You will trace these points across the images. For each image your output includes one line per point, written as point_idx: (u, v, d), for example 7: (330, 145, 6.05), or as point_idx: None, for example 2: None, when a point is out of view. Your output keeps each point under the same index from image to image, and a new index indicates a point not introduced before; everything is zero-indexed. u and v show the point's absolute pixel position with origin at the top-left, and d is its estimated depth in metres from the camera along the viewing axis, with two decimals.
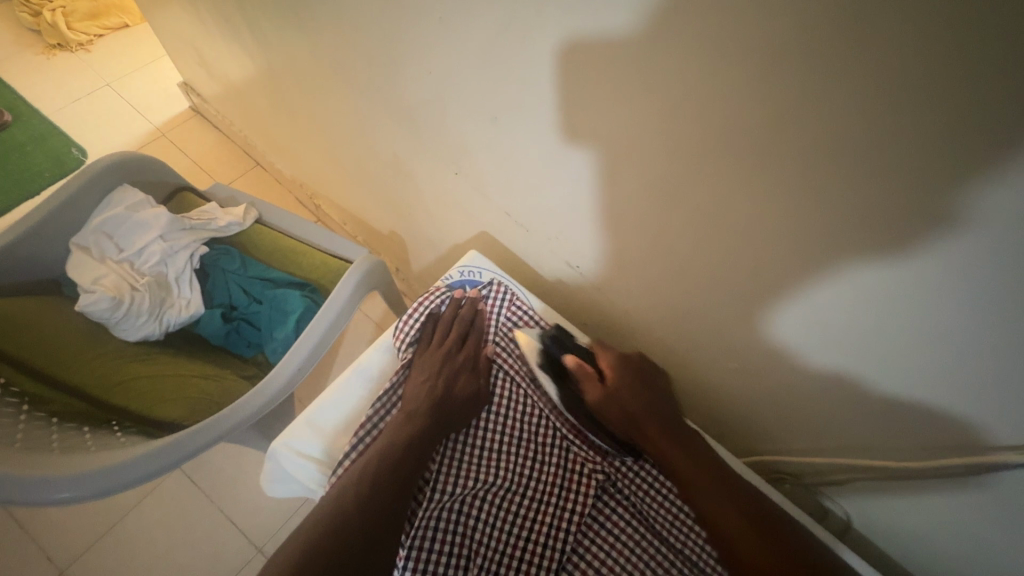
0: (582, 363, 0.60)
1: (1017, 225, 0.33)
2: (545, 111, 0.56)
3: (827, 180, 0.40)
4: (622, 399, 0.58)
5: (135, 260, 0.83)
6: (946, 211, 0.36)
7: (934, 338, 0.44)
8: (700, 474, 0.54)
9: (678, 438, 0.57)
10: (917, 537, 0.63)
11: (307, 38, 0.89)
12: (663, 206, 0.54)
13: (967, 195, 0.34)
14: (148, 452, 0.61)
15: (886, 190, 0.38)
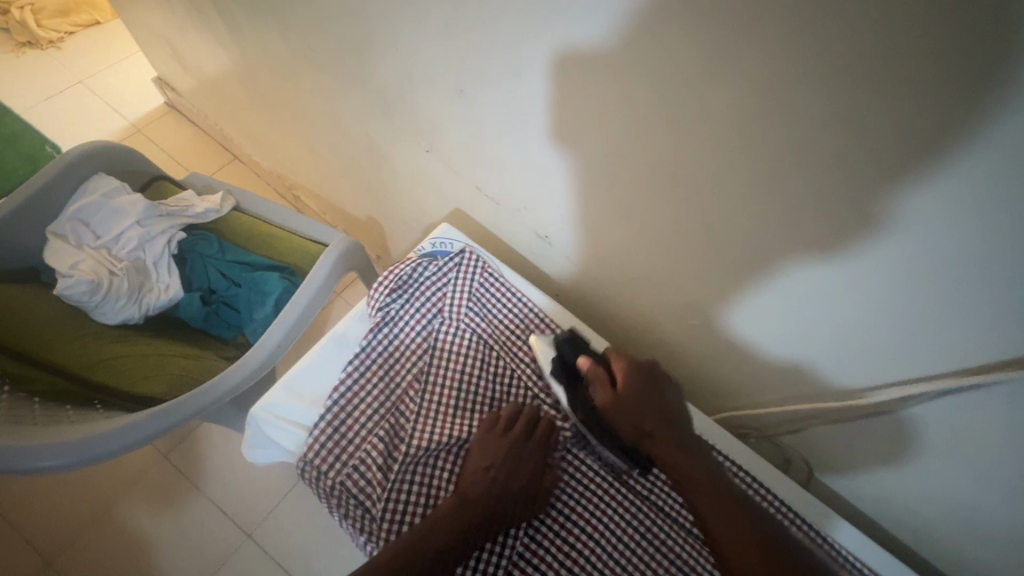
0: (594, 366, 0.57)
1: (927, 164, 0.37)
2: (507, 82, 0.59)
3: (764, 135, 0.43)
4: (634, 407, 0.54)
5: (112, 246, 0.84)
6: (866, 153, 0.39)
7: (865, 300, 0.49)
8: (705, 483, 0.50)
9: (694, 452, 0.52)
10: (870, 480, 0.66)
11: (277, 24, 0.90)
12: (618, 169, 0.56)
13: (884, 140, 0.37)
14: (131, 424, 0.63)
15: (814, 135, 0.40)
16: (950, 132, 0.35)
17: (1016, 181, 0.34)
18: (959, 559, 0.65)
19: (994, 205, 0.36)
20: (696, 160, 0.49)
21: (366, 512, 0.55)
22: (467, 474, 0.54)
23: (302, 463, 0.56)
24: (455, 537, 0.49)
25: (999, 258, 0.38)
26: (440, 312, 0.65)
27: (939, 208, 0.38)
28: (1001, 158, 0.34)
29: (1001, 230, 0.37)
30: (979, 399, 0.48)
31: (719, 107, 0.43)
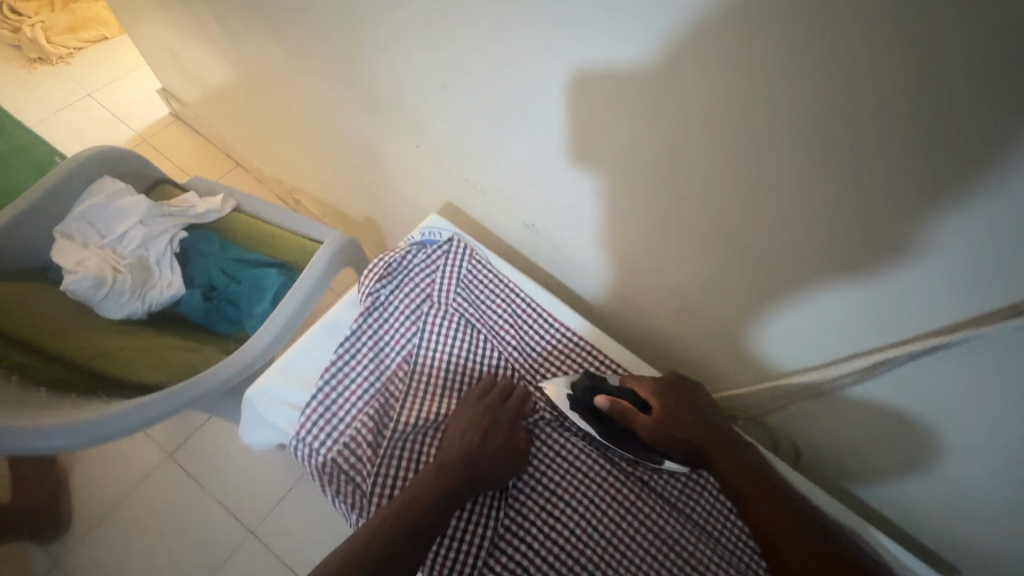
0: (616, 402, 0.59)
1: (873, 133, 0.38)
2: (486, 73, 0.61)
3: (723, 113, 0.45)
4: (677, 427, 0.57)
5: (117, 245, 0.87)
6: (817, 125, 0.41)
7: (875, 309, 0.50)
8: (761, 492, 0.52)
9: (746, 463, 0.54)
10: (855, 456, 0.68)
11: (272, 30, 0.93)
12: (595, 153, 0.58)
13: (832, 112, 0.39)
14: (133, 406, 0.66)
15: (769, 108, 0.42)
16: (889, 100, 0.36)
17: (954, 139, 0.36)
18: (947, 532, 0.66)
19: (937, 164, 0.37)
20: (666, 140, 0.51)
21: (356, 488, 0.57)
22: (446, 446, 0.57)
23: (294, 441, 0.58)
24: (437, 503, 0.52)
25: (947, 218, 0.40)
26: (430, 296, 0.66)
27: (887, 170, 0.40)
28: (937, 121, 0.35)
29: (946, 192, 0.38)
30: (944, 361, 0.50)
31: (681, 87, 0.45)
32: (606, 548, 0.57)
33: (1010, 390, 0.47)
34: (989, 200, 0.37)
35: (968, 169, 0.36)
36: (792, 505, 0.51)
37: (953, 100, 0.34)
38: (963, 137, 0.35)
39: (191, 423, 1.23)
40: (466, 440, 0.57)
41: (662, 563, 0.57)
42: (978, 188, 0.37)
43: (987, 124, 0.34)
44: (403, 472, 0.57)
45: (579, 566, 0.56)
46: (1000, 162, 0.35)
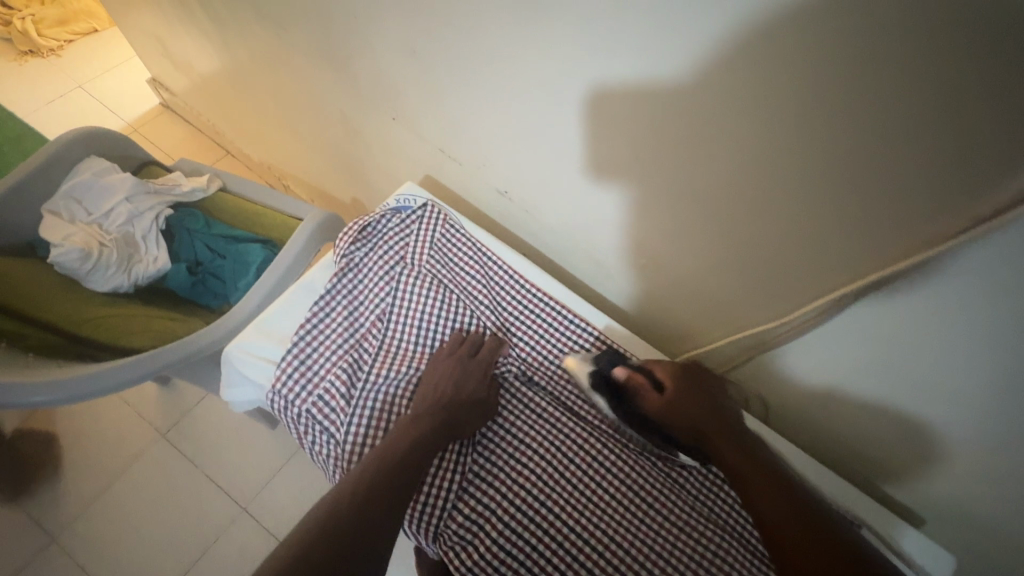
0: (633, 373, 0.60)
1: (798, 61, 0.41)
2: (454, 35, 0.65)
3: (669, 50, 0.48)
4: (683, 407, 0.56)
5: (103, 221, 0.89)
6: (751, 56, 0.43)
7: (834, 270, 0.54)
8: (762, 478, 0.50)
9: (750, 447, 0.53)
10: (818, 412, 0.69)
11: (253, 12, 0.96)
12: (561, 101, 0.62)
13: (762, 41, 0.42)
14: (103, 369, 0.69)
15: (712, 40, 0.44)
16: (808, 27, 0.39)
17: (869, 61, 0.38)
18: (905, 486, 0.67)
19: (857, 89, 0.40)
20: (628, 83, 0.53)
21: (331, 437, 0.60)
22: (417, 398, 0.59)
23: (271, 394, 0.60)
24: (410, 448, 0.54)
25: (875, 142, 0.42)
26: (404, 258, 0.68)
27: (821, 96, 0.42)
28: (851, 43, 0.38)
29: (870, 116, 0.41)
30: (884, 301, 0.52)
31: (632, 25, 0.48)
32: (571, 494, 0.59)
33: (948, 328, 0.49)
34: (909, 120, 0.39)
35: (884, 91, 0.39)
36: (798, 493, 0.49)
37: (860, 22, 0.37)
38: (875, 57, 0.37)
39: (184, 404, 1.26)
40: (440, 392, 0.59)
41: (627, 507, 0.59)
42: (898, 107, 0.39)
43: (892, 42, 0.36)
44: (373, 419, 0.59)
45: (546, 509, 0.58)
46: (908, 82, 0.37)
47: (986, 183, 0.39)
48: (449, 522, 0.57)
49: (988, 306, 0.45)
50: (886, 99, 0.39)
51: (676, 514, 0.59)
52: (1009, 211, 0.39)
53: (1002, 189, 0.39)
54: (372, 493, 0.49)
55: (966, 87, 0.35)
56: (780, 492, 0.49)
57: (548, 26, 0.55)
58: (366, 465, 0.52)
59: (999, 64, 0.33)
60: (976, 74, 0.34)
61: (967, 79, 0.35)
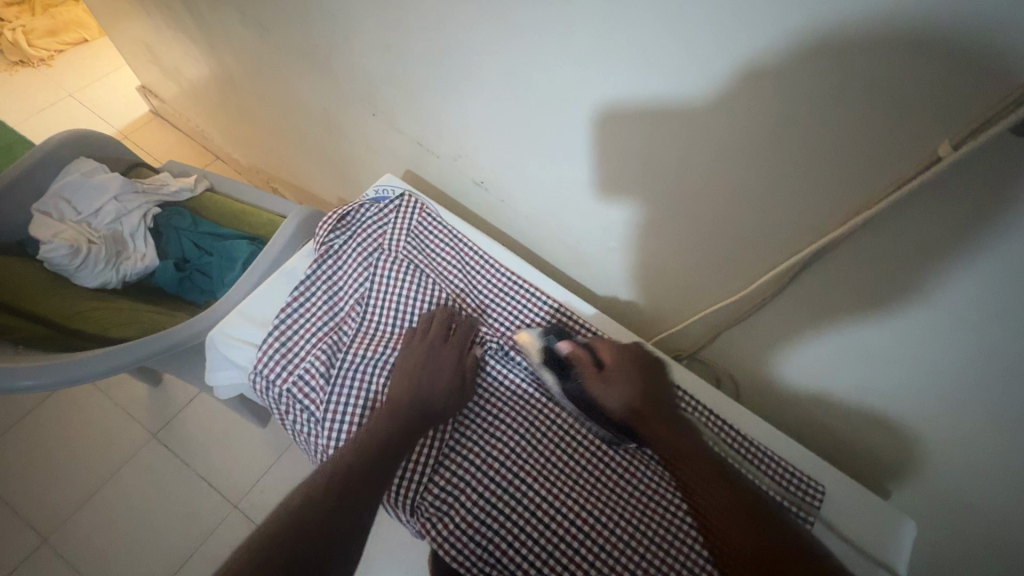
0: (577, 349, 0.64)
1: (735, 42, 0.44)
2: (423, 27, 0.68)
3: (620, 37, 0.50)
4: (621, 388, 0.61)
5: (92, 220, 0.91)
6: (692, 39, 0.46)
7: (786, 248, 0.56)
8: (691, 454, 0.56)
9: (676, 424, 0.58)
10: (786, 391, 0.72)
11: (235, 14, 0.99)
12: (526, 90, 0.64)
13: (699, 26, 0.45)
14: (95, 355, 0.71)
15: (653, 21, 0.47)
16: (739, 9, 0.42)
17: (796, 39, 0.41)
18: (872, 462, 0.69)
19: (788, 67, 0.43)
20: (585, 67, 0.56)
21: (311, 416, 0.62)
22: (394, 377, 0.62)
23: (253, 374, 0.62)
24: (388, 432, 0.57)
25: (804, 111, 0.44)
26: (381, 244, 0.70)
27: (754, 72, 0.45)
28: (778, 23, 0.41)
29: (801, 92, 0.43)
30: (827, 269, 0.54)
31: (583, 13, 0.51)
32: (544, 466, 0.61)
33: (886, 294, 0.52)
34: (832, 86, 0.41)
35: (812, 68, 0.41)
36: (727, 472, 0.55)
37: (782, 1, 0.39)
38: (800, 34, 0.40)
39: (175, 403, 1.27)
40: (415, 363, 0.62)
41: (597, 478, 0.61)
42: (820, 81, 0.42)
43: (812, 19, 0.39)
44: (352, 396, 0.61)
45: (518, 481, 0.60)
46: (831, 58, 0.40)
47: (905, 145, 0.41)
48: (425, 494, 0.59)
49: (919, 266, 0.47)
50: (810, 67, 0.41)
51: (644, 480, 0.61)
52: (928, 171, 0.41)
53: (917, 155, 0.41)
54: (355, 469, 0.54)
55: (878, 51, 0.38)
56: (701, 467, 0.55)
57: (509, 17, 0.58)
58: (349, 454, 0.55)
59: (904, 25, 0.36)
60: (885, 45, 0.37)
61: (879, 42, 0.37)
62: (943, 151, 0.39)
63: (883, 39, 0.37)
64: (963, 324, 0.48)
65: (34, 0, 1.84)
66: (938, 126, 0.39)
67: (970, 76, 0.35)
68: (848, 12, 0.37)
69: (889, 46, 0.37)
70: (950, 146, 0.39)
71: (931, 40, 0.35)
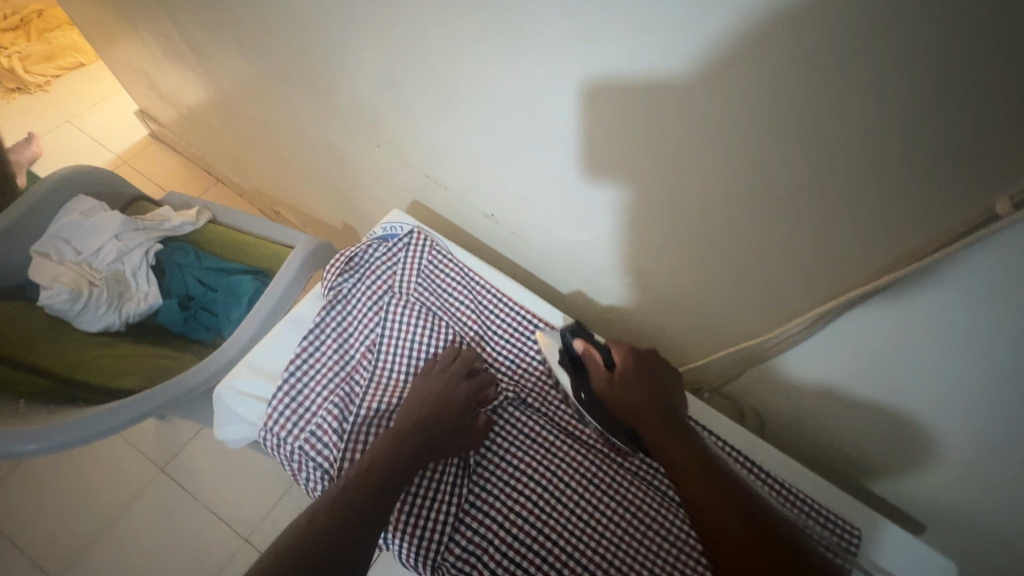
0: (591, 348, 0.63)
1: (772, 90, 0.43)
2: (430, 61, 0.66)
3: (646, 80, 0.49)
4: (627, 387, 0.59)
5: (93, 260, 0.89)
6: (725, 85, 0.45)
7: (819, 285, 0.54)
8: (692, 462, 0.51)
9: (677, 425, 0.55)
10: (815, 425, 0.69)
11: (236, 45, 0.97)
12: (540, 125, 0.62)
13: (733, 74, 0.44)
14: (97, 414, 0.70)
15: (684, 70, 0.46)
16: (776, 60, 0.41)
17: (839, 91, 0.40)
18: (911, 499, 0.66)
19: (828, 116, 0.41)
20: (609, 110, 0.54)
21: (325, 474, 0.59)
22: (400, 415, 0.60)
23: (263, 432, 0.61)
24: (394, 471, 0.53)
25: (845, 161, 0.43)
26: (391, 286, 0.68)
27: (790, 119, 0.43)
28: (820, 76, 0.40)
29: (843, 140, 0.42)
30: (870, 311, 0.53)
31: (606, 54, 0.50)
32: (568, 519, 0.58)
33: (931, 336, 0.50)
34: (880, 142, 0.40)
35: (856, 118, 0.40)
36: (733, 488, 0.49)
37: (825, 56, 0.38)
38: (843, 86, 0.39)
39: (182, 436, 1.25)
40: (428, 391, 0.61)
41: (624, 530, 0.58)
42: (864, 131, 0.41)
43: (858, 71, 0.38)
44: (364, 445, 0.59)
45: (543, 537, 0.57)
46: (877, 108, 0.39)
47: (957, 200, 0.40)
48: (446, 554, 0.57)
49: (967, 314, 0.46)
50: (859, 123, 0.40)
51: (677, 534, 0.58)
52: (981, 228, 0.40)
53: (970, 205, 0.40)
54: (351, 509, 0.49)
55: (936, 109, 0.37)
56: (703, 479, 0.50)
57: (526, 58, 0.56)
58: (342, 492, 0.51)
59: (967, 86, 0.35)
60: (935, 99, 0.36)
61: (937, 101, 0.36)
62: (1001, 209, 0.38)
63: (943, 98, 0.36)
64: (1012, 371, 0.47)
65: (29, 26, 1.83)
66: (995, 184, 0.38)
67: None
68: (904, 71, 0.36)
69: (947, 104, 0.36)
70: (1010, 204, 0.38)
71: (996, 101, 0.34)
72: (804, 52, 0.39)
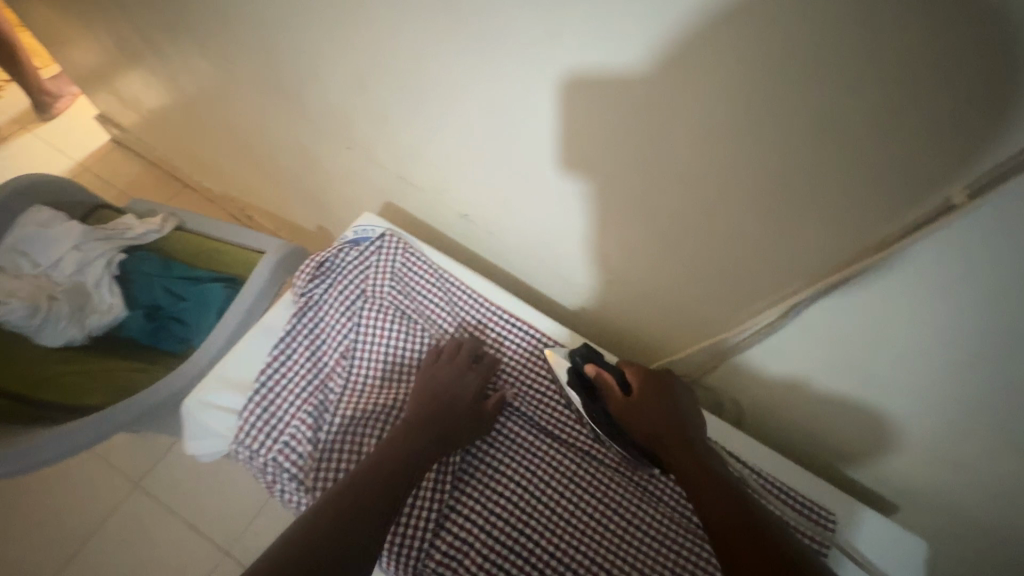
0: (604, 371, 0.62)
1: (735, 85, 0.43)
2: (396, 62, 0.65)
3: (613, 77, 0.49)
4: (646, 410, 0.58)
5: (52, 271, 0.86)
6: (689, 81, 0.45)
7: (790, 277, 0.55)
8: (715, 481, 0.51)
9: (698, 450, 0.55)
10: (790, 414, 0.70)
11: (197, 46, 0.94)
12: (510, 122, 0.62)
13: (696, 70, 0.44)
14: (59, 433, 0.68)
15: (649, 66, 0.46)
16: (737, 55, 0.41)
17: (799, 85, 0.40)
18: (887, 483, 0.68)
19: (790, 111, 0.42)
20: (579, 109, 0.54)
21: (300, 484, 0.58)
22: (411, 407, 0.60)
23: (235, 445, 0.59)
24: (390, 485, 0.51)
25: (808, 154, 0.44)
26: (364, 288, 0.67)
27: (754, 114, 0.44)
28: (779, 72, 0.40)
29: (805, 134, 0.43)
30: (840, 302, 0.53)
31: (572, 51, 0.49)
32: (550, 519, 0.58)
33: (898, 324, 0.51)
34: (841, 134, 0.41)
35: (816, 113, 0.41)
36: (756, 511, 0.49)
37: (784, 50, 0.39)
38: (803, 80, 0.40)
39: (157, 450, 1.22)
40: (434, 379, 0.62)
41: (605, 527, 0.58)
42: (826, 123, 0.41)
43: (816, 66, 0.38)
44: (342, 449, 0.58)
45: (525, 538, 0.57)
46: (838, 101, 0.39)
47: (917, 190, 0.41)
48: (428, 560, 0.56)
49: (930, 304, 0.47)
50: (820, 116, 0.41)
51: (668, 535, 0.58)
52: (939, 217, 0.41)
53: (928, 195, 0.41)
54: (338, 516, 0.47)
55: (894, 103, 0.37)
56: (725, 499, 0.50)
57: (495, 56, 0.55)
58: (333, 496, 0.49)
59: (923, 80, 0.35)
60: (890, 92, 0.37)
61: (893, 94, 0.37)
62: (958, 198, 0.39)
63: (899, 90, 0.37)
64: (975, 355, 0.48)
65: None
66: (951, 174, 0.39)
67: (985, 130, 0.36)
68: (861, 65, 0.37)
69: (906, 97, 0.37)
70: (965, 192, 0.39)
71: (950, 94, 0.35)
72: (768, 48, 0.39)
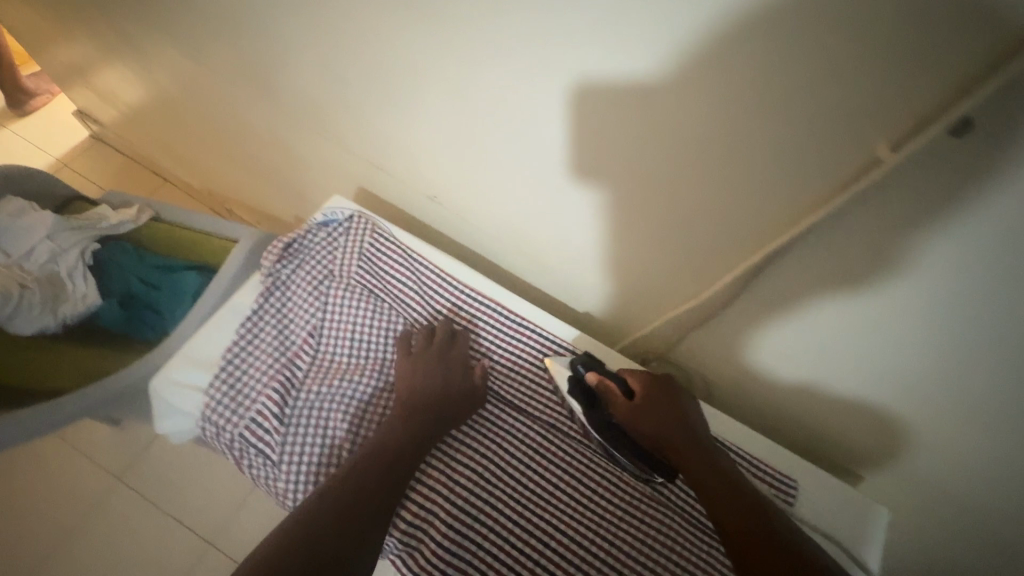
0: (606, 379, 0.60)
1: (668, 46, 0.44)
2: (358, 43, 0.66)
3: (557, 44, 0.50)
4: (653, 419, 0.58)
5: (23, 261, 0.85)
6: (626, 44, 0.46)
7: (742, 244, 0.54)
8: (730, 491, 0.52)
9: (706, 456, 0.55)
10: (756, 387, 0.69)
11: (166, 35, 0.94)
12: (468, 99, 0.62)
13: (631, 32, 0.45)
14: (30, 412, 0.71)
15: (588, 31, 0.47)
16: (666, 16, 0.42)
17: (726, 43, 0.41)
18: (851, 453, 0.68)
19: (720, 70, 0.42)
20: (531, 83, 0.55)
21: (266, 458, 0.59)
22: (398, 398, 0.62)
23: (202, 422, 0.60)
24: (373, 472, 0.53)
25: (743, 115, 0.44)
26: (332, 270, 0.68)
27: (689, 76, 0.45)
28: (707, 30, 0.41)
29: (736, 93, 0.43)
30: (790, 265, 0.52)
31: (516, 20, 0.50)
32: (517, 489, 0.59)
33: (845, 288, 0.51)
34: (770, 92, 0.42)
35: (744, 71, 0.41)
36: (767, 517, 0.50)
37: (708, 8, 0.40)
38: (728, 38, 0.40)
39: (139, 443, 1.22)
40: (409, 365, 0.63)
41: (572, 496, 0.59)
42: (754, 82, 0.42)
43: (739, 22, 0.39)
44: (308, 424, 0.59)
45: (490, 507, 0.57)
46: (762, 58, 0.40)
47: (847, 147, 0.42)
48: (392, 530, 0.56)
49: (869, 265, 0.47)
50: (749, 74, 0.41)
51: (642, 508, 0.58)
52: (869, 173, 0.42)
53: (856, 151, 0.42)
54: (322, 509, 0.49)
55: (814, 57, 0.38)
56: (740, 511, 0.50)
57: (449, 31, 0.56)
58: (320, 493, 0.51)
59: (840, 30, 0.36)
60: (809, 45, 0.38)
61: (811, 47, 0.38)
62: (882, 152, 0.40)
63: (817, 43, 0.37)
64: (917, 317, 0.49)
65: None
66: (875, 128, 0.40)
67: (900, 81, 0.36)
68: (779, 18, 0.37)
69: (826, 50, 0.37)
70: (889, 146, 0.39)
71: (864, 44, 0.36)
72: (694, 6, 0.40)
